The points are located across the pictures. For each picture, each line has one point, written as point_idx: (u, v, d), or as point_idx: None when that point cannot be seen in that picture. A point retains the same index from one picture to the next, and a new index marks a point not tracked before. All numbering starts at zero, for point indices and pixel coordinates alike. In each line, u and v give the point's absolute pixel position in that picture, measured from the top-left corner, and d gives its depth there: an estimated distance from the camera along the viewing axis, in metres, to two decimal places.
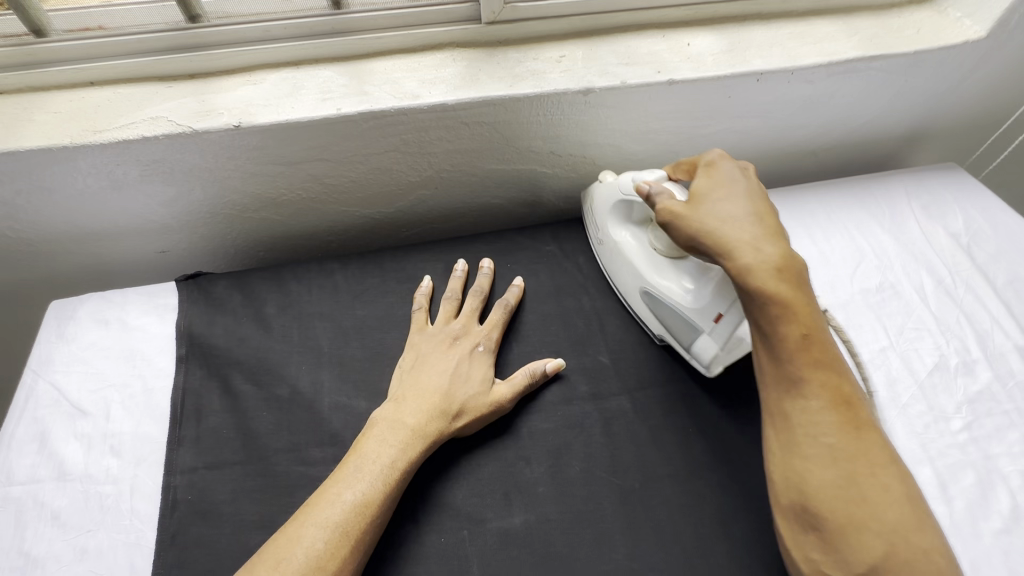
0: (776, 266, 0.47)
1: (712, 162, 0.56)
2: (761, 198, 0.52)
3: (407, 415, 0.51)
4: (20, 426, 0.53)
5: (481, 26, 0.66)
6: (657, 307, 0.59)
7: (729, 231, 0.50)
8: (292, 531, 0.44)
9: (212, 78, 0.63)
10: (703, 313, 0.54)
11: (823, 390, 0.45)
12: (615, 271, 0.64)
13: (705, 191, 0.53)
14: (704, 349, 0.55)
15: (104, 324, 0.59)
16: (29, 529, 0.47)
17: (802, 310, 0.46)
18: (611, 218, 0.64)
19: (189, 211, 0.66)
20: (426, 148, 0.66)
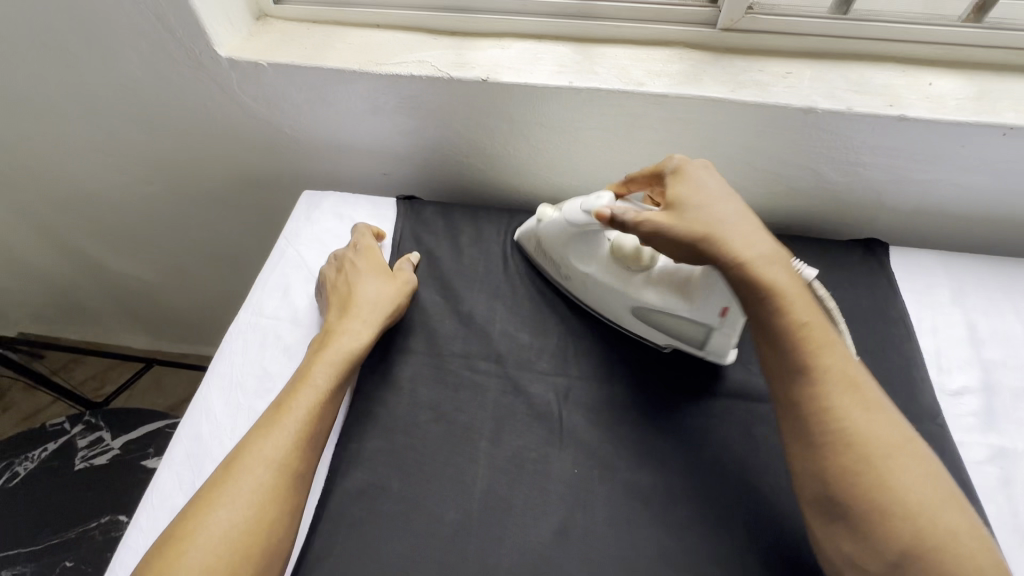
0: (768, 258, 0.51)
1: (679, 166, 0.58)
2: (735, 194, 0.55)
3: (274, 446, 0.50)
4: (272, 275, 0.67)
5: (715, 31, 0.70)
6: (655, 320, 0.60)
7: (723, 229, 0.52)
8: (342, 327, 0.58)
9: (469, 36, 0.74)
10: (709, 317, 0.57)
11: (834, 376, 0.48)
12: (601, 301, 0.63)
13: (684, 197, 0.55)
14: (721, 345, 0.59)
15: (340, 218, 0.73)
16: (268, 352, 0.61)
17: (799, 299, 0.50)
18: (570, 252, 0.63)
19: (418, 144, 0.78)
20: (632, 134, 0.72)
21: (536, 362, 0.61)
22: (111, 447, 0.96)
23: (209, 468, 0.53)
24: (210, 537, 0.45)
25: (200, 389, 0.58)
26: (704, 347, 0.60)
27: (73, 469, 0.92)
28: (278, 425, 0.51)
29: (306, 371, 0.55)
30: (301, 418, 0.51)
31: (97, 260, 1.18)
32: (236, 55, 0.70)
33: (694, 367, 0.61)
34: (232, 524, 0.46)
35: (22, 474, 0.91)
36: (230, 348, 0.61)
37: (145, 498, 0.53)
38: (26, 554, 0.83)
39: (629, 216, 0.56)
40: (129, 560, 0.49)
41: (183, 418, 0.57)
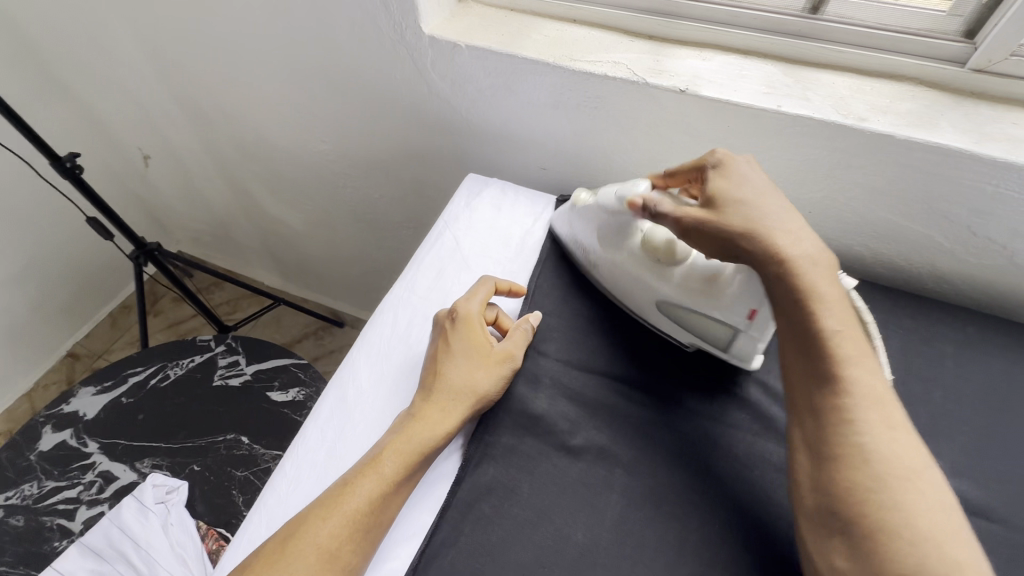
0: (811, 260, 0.48)
1: (721, 160, 0.54)
2: (782, 192, 0.52)
3: (395, 465, 0.48)
4: (427, 257, 0.68)
5: (963, 71, 0.61)
6: (678, 316, 0.58)
7: (764, 224, 0.49)
8: (476, 377, 0.54)
9: (667, 43, 0.70)
10: (734, 317, 0.54)
11: (861, 388, 0.44)
12: (625, 294, 0.62)
13: (725, 191, 0.52)
14: (747, 349, 0.55)
15: (498, 209, 0.73)
16: (417, 329, 0.61)
17: (837, 309, 0.46)
18: (601, 239, 0.62)
19: (587, 146, 0.76)
20: (832, 171, 0.65)
21: (685, 398, 0.56)
22: (244, 372, 1.02)
23: (350, 432, 0.54)
24: (334, 523, 0.45)
25: (349, 353, 0.60)
26: (728, 348, 0.57)
27: (212, 384, 1.01)
28: (404, 435, 0.50)
29: (430, 400, 0.52)
30: (417, 440, 0.50)
31: (258, 202, 1.30)
32: (437, 34, 0.72)
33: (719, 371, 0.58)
34: (354, 512, 0.46)
35: (172, 378, 1.02)
36: (382, 320, 0.63)
37: (291, 447, 0.54)
38: (168, 449, 0.94)
39: (663, 208, 0.54)
40: (272, 502, 0.51)
41: (332, 377, 0.58)
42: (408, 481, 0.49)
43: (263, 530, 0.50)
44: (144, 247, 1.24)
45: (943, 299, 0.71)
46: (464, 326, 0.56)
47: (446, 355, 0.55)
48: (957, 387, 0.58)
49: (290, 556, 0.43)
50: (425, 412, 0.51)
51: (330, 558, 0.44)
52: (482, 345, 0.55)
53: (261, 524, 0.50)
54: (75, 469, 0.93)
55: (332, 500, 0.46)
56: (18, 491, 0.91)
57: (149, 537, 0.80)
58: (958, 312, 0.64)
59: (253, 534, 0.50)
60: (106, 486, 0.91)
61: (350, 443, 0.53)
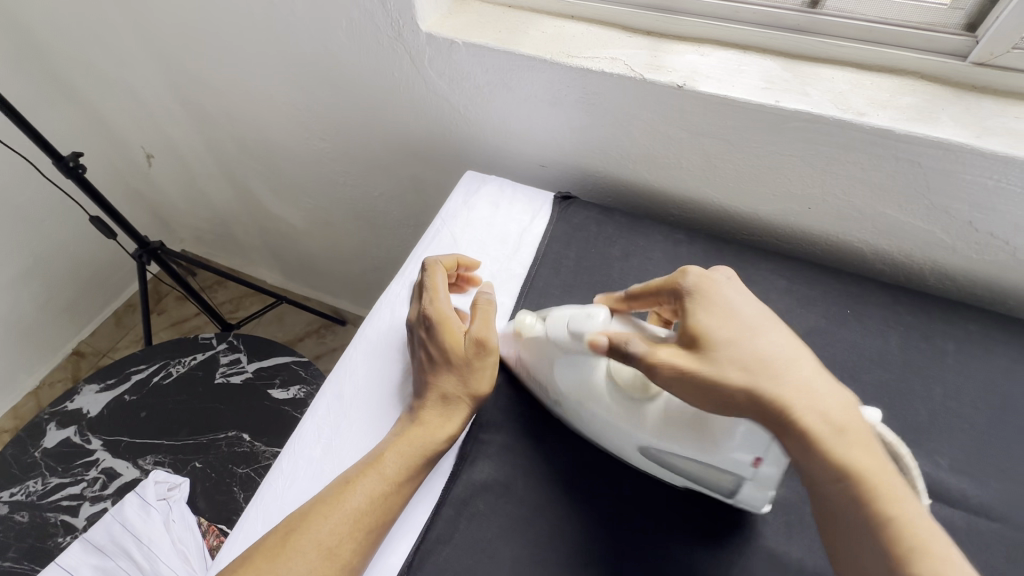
0: (829, 414, 0.42)
1: (698, 284, 0.50)
2: (778, 321, 0.47)
3: (394, 466, 0.48)
4: (424, 254, 0.68)
5: (964, 64, 0.60)
6: (672, 463, 0.48)
7: (771, 374, 0.43)
8: (464, 378, 0.53)
9: (666, 39, 0.70)
10: (739, 465, 0.45)
11: (904, 547, 0.37)
12: (597, 437, 0.51)
13: (710, 329, 0.46)
14: (754, 494, 0.46)
15: (495, 207, 0.73)
16: None
17: (864, 459, 0.41)
18: (558, 378, 0.52)
19: (585, 142, 0.76)
20: (833, 166, 0.64)
21: None
22: (246, 369, 1.02)
23: (346, 429, 0.54)
24: (336, 521, 0.45)
25: (346, 350, 0.60)
26: (733, 495, 0.47)
27: (214, 381, 1.01)
28: (403, 439, 0.50)
29: (427, 402, 0.52)
30: (417, 441, 0.50)
31: (260, 201, 1.31)
32: (435, 31, 0.72)
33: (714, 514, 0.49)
34: (355, 511, 0.46)
35: (174, 376, 1.02)
36: (379, 316, 0.63)
37: (288, 444, 0.55)
38: (170, 446, 0.95)
39: (634, 347, 0.46)
40: (269, 498, 0.51)
41: (329, 374, 0.58)
42: (410, 485, 0.49)
43: (259, 525, 0.50)
44: (147, 247, 1.25)
45: (946, 296, 0.70)
46: (440, 328, 0.54)
47: (431, 356, 0.54)
48: (956, 384, 0.57)
49: (291, 551, 0.44)
50: (422, 413, 0.52)
51: (331, 556, 0.44)
52: (459, 347, 0.54)
53: (259, 519, 0.50)
54: (78, 465, 0.94)
55: (335, 496, 0.47)
56: (22, 487, 0.92)
57: (151, 531, 0.81)
58: (959, 308, 0.63)
59: (250, 529, 0.50)
60: (109, 483, 0.92)
61: (347, 440, 0.53)
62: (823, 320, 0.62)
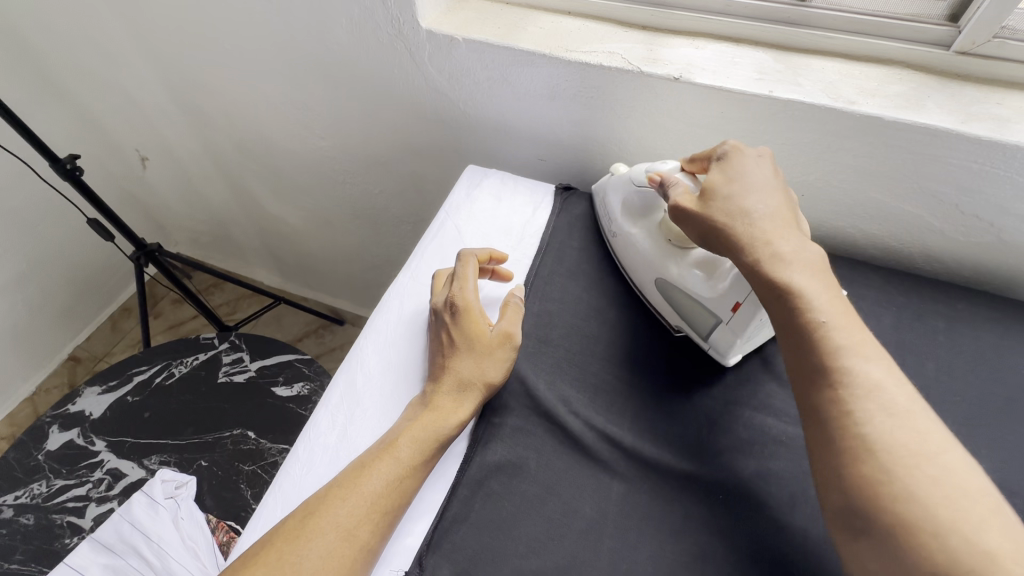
0: (794, 258, 0.49)
1: (729, 152, 0.57)
2: (773, 188, 0.55)
3: (409, 451, 0.50)
4: (430, 246, 0.69)
5: (948, 53, 0.63)
6: (671, 296, 0.61)
7: (745, 221, 0.52)
8: (481, 365, 0.55)
9: (661, 33, 0.72)
10: (719, 307, 0.56)
11: (856, 373, 0.42)
12: (629, 266, 0.65)
13: (716, 185, 0.55)
14: (724, 341, 0.57)
15: (498, 200, 0.74)
16: (423, 316, 0.63)
17: (824, 299, 0.46)
18: (622, 214, 0.65)
19: (584, 135, 0.78)
20: (824, 154, 0.66)
21: (683, 378, 0.58)
22: (249, 368, 1.03)
23: (359, 417, 0.55)
24: (353, 505, 0.46)
25: (357, 340, 0.61)
26: (710, 338, 0.59)
27: (218, 381, 1.02)
28: (417, 423, 0.51)
29: (440, 389, 0.54)
30: (430, 425, 0.51)
31: (257, 201, 1.31)
32: (434, 28, 0.73)
33: (705, 360, 0.60)
34: (371, 495, 0.47)
35: (177, 376, 1.03)
36: (388, 307, 0.64)
37: (303, 432, 0.56)
38: (175, 445, 0.95)
39: (674, 188, 0.57)
40: (286, 486, 0.52)
41: (340, 364, 0.59)
42: (425, 468, 0.50)
43: (277, 511, 0.51)
44: (144, 248, 1.25)
45: (935, 278, 0.72)
46: (465, 315, 0.56)
47: (452, 341, 0.56)
48: (949, 360, 0.59)
49: (311, 533, 0.45)
50: (435, 398, 0.53)
51: (349, 537, 0.45)
52: (481, 334, 0.56)
53: (277, 506, 0.51)
54: (83, 467, 0.93)
55: (351, 481, 0.48)
56: (26, 490, 0.91)
57: (158, 529, 0.80)
58: (948, 289, 0.66)
59: (268, 515, 0.51)
60: (115, 483, 0.92)
61: (360, 427, 0.55)
62: None
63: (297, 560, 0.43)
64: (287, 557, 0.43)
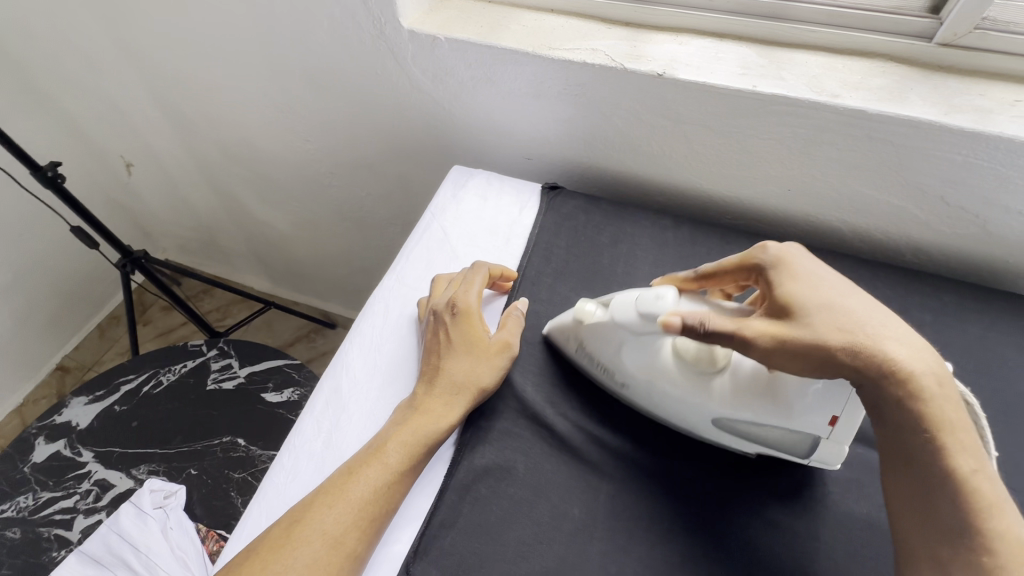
0: (934, 386, 0.41)
1: (778, 261, 0.50)
2: (860, 289, 0.47)
3: (397, 455, 0.49)
4: (416, 248, 0.69)
5: (930, 45, 0.63)
6: (749, 432, 0.49)
7: (865, 334, 0.43)
8: (475, 367, 0.54)
9: (644, 29, 0.71)
10: (817, 425, 0.46)
11: (1001, 539, 0.37)
12: (663, 408, 0.52)
13: (798, 295, 0.46)
14: (832, 454, 0.48)
15: (484, 200, 0.73)
16: (410, 319, 0.62)
17: (964, 441, 0.40)
18: (626, 360, 0.52)
19: (570, 134, 0.77)
20: (809, 148, 0.66)
21: None
22: (238, 374, 1.02)
23: (345, 422, 0.54)
24: (340, 511, 0.46)
25: (342, 346, 0.60)
26: (809, 455, 0.49)
27: (206, 388, 1.01)
28: (405, 427, 0.51)
29: (430, 392, 0.53)
30: (418, 429, 0.50)
31: (244, 205, 1.30)
32: (416, 27, 0.73)
33: (781, 471, 0.51)
34: (358, 500, 0.46)
35: (165, 384, 1.01)
36: (374, 311, 0.63)
37: (287, 440, 0.55)
38: (164, 454, 0.94)
39: (712, 325, 0.45)
40: (271, 494, 0.51)
41: (326, 369, 0.58)
42: (412, 474, 0.49)
43: (262, 520, 0.50)
44: (130, 255, 1.23)
45: (922, 270, 0.73)
46: (465, 318, 0.56)
47: (444, 342, 0.55)
48: (935, 352, 0.59)
49: (297, 541, 0.44)
50: (423, 401, 0.52)
51: (336, 543, 0.44)
52: (479, 338, 0.56)
53: (261, 515, 0.50)
54: (70, 478, 0.92)
55: (337, 487, 0.47)
56: (13, 503, 0.90)
57: (149, 539, 0.79)
58: (934, 281, 0.66)
59: (253, 525, 0.50)
60: (103, 494, 0.91)
61: (345, 432, 0.54)
62: None
63: (283, 568, 0.43)
64: (271, 565, 0.43)
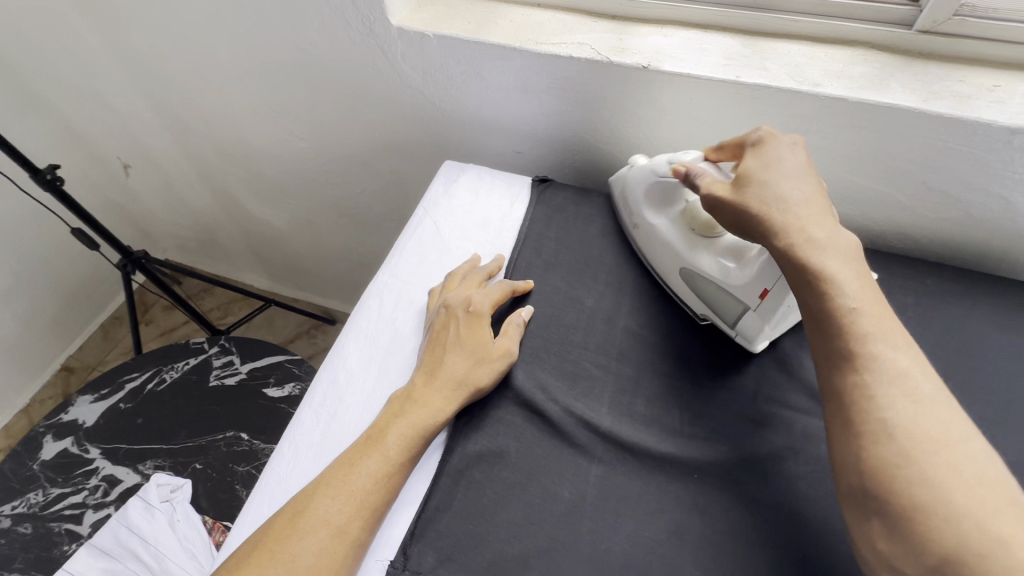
0: (834, 245, 0.48)
1: (762, 138, 0.56)
2: (813, 177, 0.53)
3: (395, 447, 0.51)
4: (409, 243, 0.70)
5: (910, 33, 0.64)
6: (695, 283, 0.61)
7: (777, 207, 0.51)
8: (473, 367, 0.56)
9: (630, 22, 0.72)
10: (745, 292, 0.56)
11: (883, 364, 0.42)
12: (652, 253, 0.65)
13: (753, 170, 0.54)
14: (752, 328, 0.58)
15: (475, 194, 0.75)
16: (404, 312, 0.64)
17: (860, 285, 0.46)
18: (646, 204, 0.65)
19: (559, 127, 0.78)
20: (793, 137, 0.67)
21: (660, 363, 0.59)
22: (240, 371, 1.04)
23: (343, 413, 0.56)
24: (343, 501, 0.47)
25: (339, 339, 0.62)
26: (737, 327, 0.59)
27: (209, 385, 1.02)
28: (404, 418, 0.52)
29: (427, 386, 0.55)
30: (416, 420, 0.52)
31: (242, 204, 1.31)
32: (405, 25, 0.74)
33: (723, 343, 0.61)
34: (360, 491, 0.48)
35: (168, 382, 1.03)
36: (369, 305, 0.64)
37: (287, 430, 0.57)
38: (169, 449, 0.96)
39: (701, 179, 0.57)
40: (273, 484, 0.53)
41: (323, 362, 0.60)
42: (411, 463, 0.51)
43: (265, 508, 0.52)
44: (130, 256, 1.25)
45: (906, 255, 0.74)
46: (472, 320, 0.59)
47: (451, 337, 0.58)
48: (917, 334, 0.61)
49: (301, 530, 0.46)
50: (422, 394, 0.54)
51: (340, 530, 0.46)
52: (483, 342, 0.58)
53: (263, 503, 0.52)
54: (78, 475, 0.94)
55: (339, 478, 0.49)
56: (23, 499, 0.92)
57: (156, 531, 0.82)
58: (917, 265, 0.67)
59: (256, 512, 0.52)
60: (111, 489, 0.93)
61: (344, 423, 0.56)
62: None
63: (291, 556, 0.45)
64: (279, 553, 0.45)
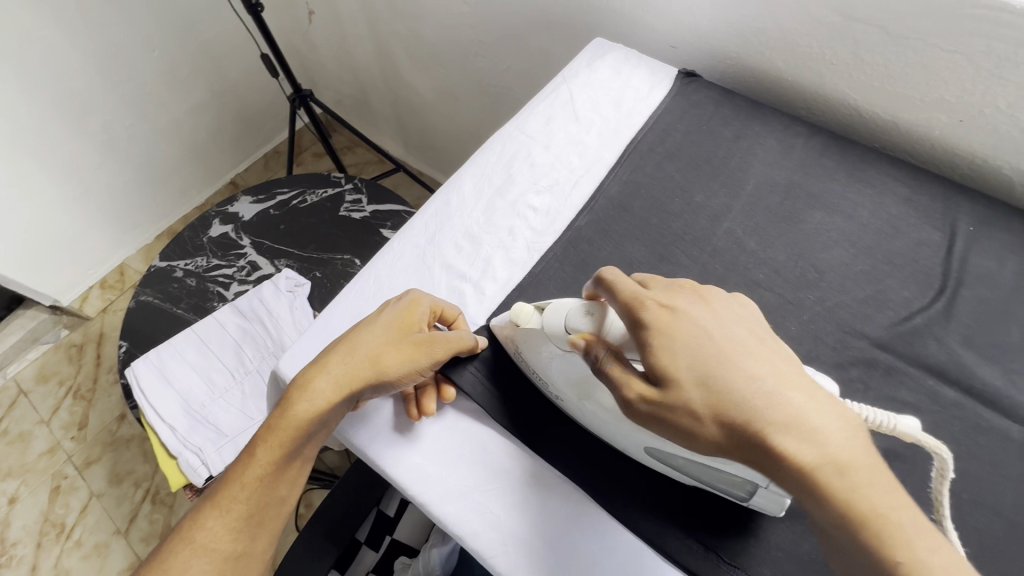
0: (835, 463, 0.36)
1: (662, 312, 0.42)
2: (759, 346, 0.41)
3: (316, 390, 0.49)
4: (541, 104, 0.72)
5: None
6: (676, 462, 0.46)
7: (758, 406, 0.38)
8: (390, 332, 0.51)
9: None
10: (752, 473, 0.42)
11: None
12: (605, 431, 0.49)
13: (670, 363, 0.40)
14: (768, 501, 0.44)
15: (616, 73, 0.74)
16: (519, 162, 0.67)
17: (880, 516, 0.35)
18: (557, 374, 0.49)
19: (724, 21, 0.73)
20: (1003, 70, 0.57)
21: (754, 270, 0.58)
22: (365, 209, 1.17)
23: (447, 231, 0.63)
24: (280, 431, 0.49)
25: (459, 171, 0.68)
26: (745, 497, 0.45)
27: (338, 213, 1.17)
28: (274, 435, 0.49)
29: (350, 338, 0.51)
30: (336, 369, 0.50)
31: (398, 67, 1.41)
32: None
33: None
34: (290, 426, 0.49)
35: (308, 202, 1.20)
36: (490, 149, 0.69)
37: (399, 232, 0.65)
38: (299, 256, 1.14)
39: (607, 370, 0.43)
40: (379, 267, 0.62)
41: (442, 187, 0.67)
42: (301, 457, 0.51)
43: (369, 283, 0.61)
44: (299, 92, 1.40)
45: None
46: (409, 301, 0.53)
47: (365, 325, 0.52)
48: None
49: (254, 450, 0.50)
50: (293, 406, 0.49)
51: (239, 531, 0.48)
52: (413, 314, 0.53)
53: (369, 279, 0.61)
54: (232, 254, 1.16)
55: (276, 413, 0.50)
56: (193, 260, 1.16)
57: (278, 308, 1.01)
58: None
59: (361, 285, 0.61)
60: (252, 273, 1.14)
61: (447, 239, 0.63)
62: (934, 232, 0.59)
63: (246, 472, 0.50)
64: (239, 470, 0.50)
